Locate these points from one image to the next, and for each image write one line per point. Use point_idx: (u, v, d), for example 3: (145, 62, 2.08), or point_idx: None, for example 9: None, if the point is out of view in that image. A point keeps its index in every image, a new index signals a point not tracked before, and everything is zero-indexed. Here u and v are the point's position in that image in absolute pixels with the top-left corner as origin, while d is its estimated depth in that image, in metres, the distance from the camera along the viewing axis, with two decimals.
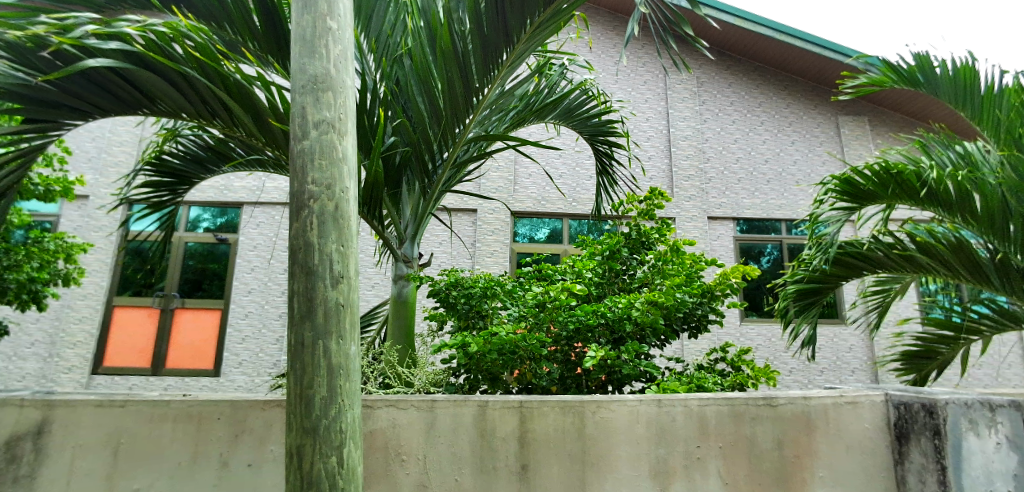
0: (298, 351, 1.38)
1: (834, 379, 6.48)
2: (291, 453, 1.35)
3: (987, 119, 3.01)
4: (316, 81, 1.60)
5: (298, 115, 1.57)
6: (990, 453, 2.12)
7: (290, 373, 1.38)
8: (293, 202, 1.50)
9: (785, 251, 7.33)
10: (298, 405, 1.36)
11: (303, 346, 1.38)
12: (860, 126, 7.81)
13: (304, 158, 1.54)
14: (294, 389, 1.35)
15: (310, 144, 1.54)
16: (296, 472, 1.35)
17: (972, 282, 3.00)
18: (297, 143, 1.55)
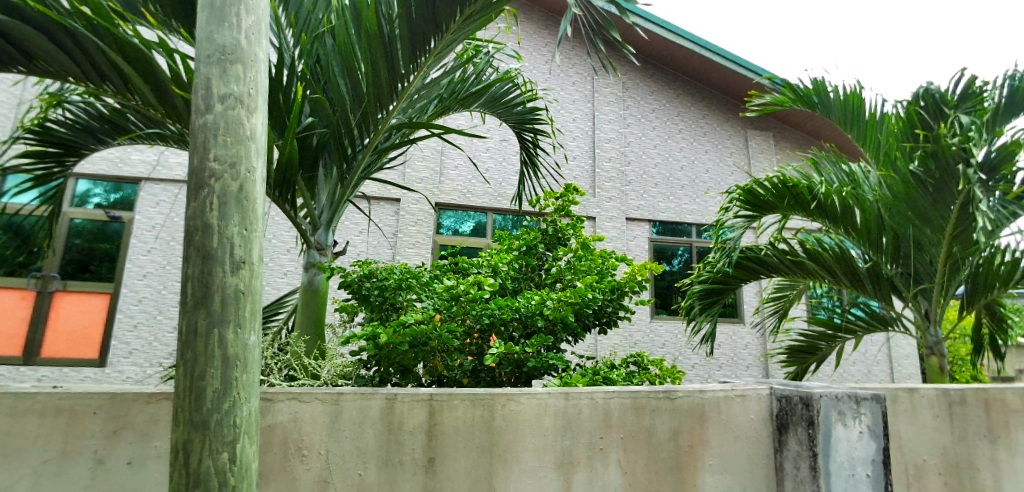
0: (190, 340, 1.27)
1: (731, 374, 6.92)
2: (177, 449, 1.25)
3: (869, 140, 3.34)
4: (224, 51, 1.47)
5: (202, 87, 1.44)
6: (854, 440, 2.38)
7: (180, 364, 1.27)
8: (191, 180, 1.38)
9: (694, 253, 7.77)
10: (187, 398, 1.25)
11: (195, 334, 1.27)
12: (766, 141, 8.41)
13: (207, 132, 1.41)
14: (183, 381, 1.24)
15: (214, 119, 1.42)
16: (181, 470, 1.24)
17: (850, 288, 3.33)
18: (200, 116, 1.42)
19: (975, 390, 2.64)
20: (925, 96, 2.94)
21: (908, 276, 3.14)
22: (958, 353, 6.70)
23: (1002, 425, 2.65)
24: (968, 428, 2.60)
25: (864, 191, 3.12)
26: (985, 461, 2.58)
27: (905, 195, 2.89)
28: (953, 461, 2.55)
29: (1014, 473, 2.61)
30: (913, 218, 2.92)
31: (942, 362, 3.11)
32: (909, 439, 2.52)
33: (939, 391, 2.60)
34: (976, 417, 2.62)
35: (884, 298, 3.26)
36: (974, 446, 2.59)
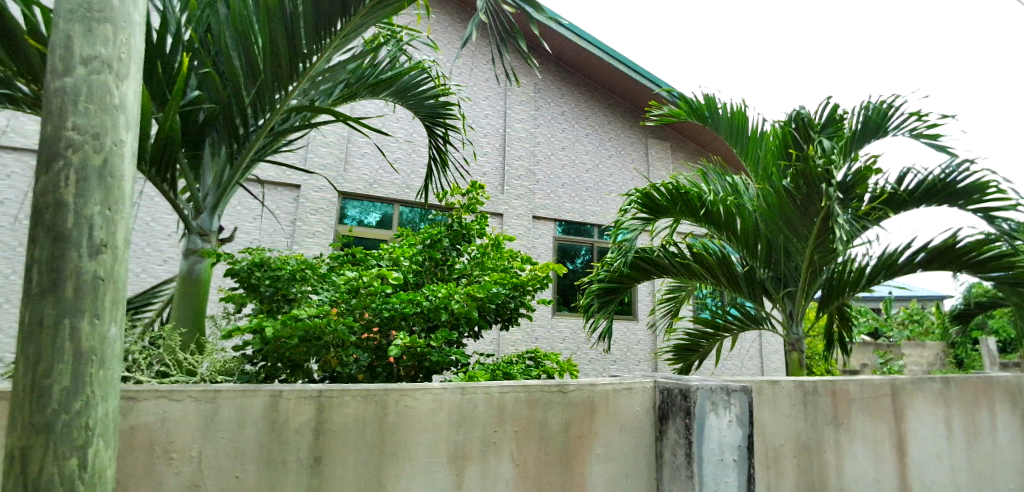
0: (33, 333, 1.11)
1: (624, 369, 7.30)
2: (13, 456, 1.09)
3: (751, 156, 3.65)
4: (90, 7, 1.26)
5: (59, 45, 1.23)
6: (725, 428, 2.60)
7: (20, 359, 1.11)
8: (43, 150, 1.19)
9: (596, 253, 8.12)
10: (27, 398, 1.09)
11: (40, 327, 1.11)
12: (663, 149, 8.97)
13: (63, 98, 1.21)
14: (23, 378, 1.09)
15: (73, 83, 1.22)
16: (16, 479, 1.10)
17: (729, 289, 3.65)
18: (55, 79, 1.21)
19: (825, 381, 2.99)
20: (796, 118, 3.27)
21: (777, 280, 3.50)
22: (813, 349, 7.54)
23: (845, 412, 3.02)
24: (818, 415, 2.93)
25: (745, 201, 3.42)
26: (829, 444, 2.93)
27: (779, 207, 3.21)
28: (805, 444, 2.87)
29: (853, 454, 2.99)
30: (784, 229, 3.26)
31: (802, 357, 3.48)
32: (769, 426, 2.80)
33: (797, 383, 2.91)
34: (825, 405, 2.97)
35: (756, 298, 3.60)
36: (821, 431, 2.93)
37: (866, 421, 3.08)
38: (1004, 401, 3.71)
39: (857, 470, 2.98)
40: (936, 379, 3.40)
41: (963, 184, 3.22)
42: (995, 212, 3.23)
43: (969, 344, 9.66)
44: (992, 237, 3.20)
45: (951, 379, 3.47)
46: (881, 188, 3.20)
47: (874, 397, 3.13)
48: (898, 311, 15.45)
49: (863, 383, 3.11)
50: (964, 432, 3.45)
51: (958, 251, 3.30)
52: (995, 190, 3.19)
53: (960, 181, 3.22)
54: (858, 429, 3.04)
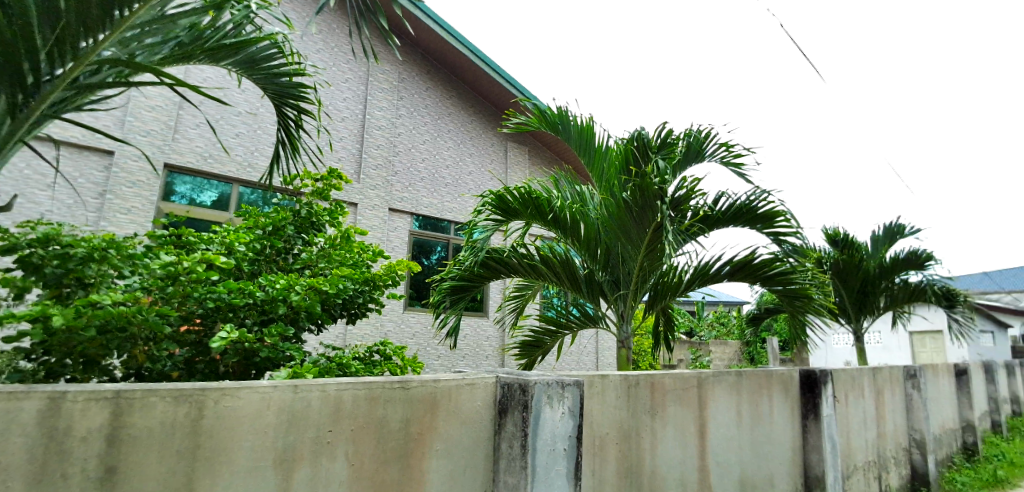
0: None
1: (472, 364, 7.34)
2: None
3: (596, 168, 3.98)
4: None
5: None
6: (557, 420, 2.76)
7: None
8: None
9: (450, 249, 7.81)
10: None
11: None
12: (520, 155, 8.92)
13: None
14: None
15: None
16: None
17: (571, 290, 3.96)
18: None
19: (645, 375, 3.36)
20: (637, 137, 3.63)
21: (612, 283, 3.91)
22: (641, 347, 8.36)
23: (660, 402, 3.43)
24: (638, 405, 3.29)
25: (589, 209, 3.74)
26: (646, 430, 3.30)
27: (618, 217, 3.57)
28: (626, 431, 3.19)
29: (664, 438, 3.40)
30: (620, 235, 3.66)
31: (629, 353, 3.88)
32: (597, 417, 3.05)
33: (622, 377, 3.23)
34: (644, 396, 3.34)
35: (593, 297, 3.94)
36: (640, 419, 3.29)
37: (677, 409, 3.53)
38: (780, 392, 4.51)
39: (666, 453, 3.40)
40: (731, 373, 4.02)
41: (761, 211, 3.82)
42: (782, 237, 3.90)
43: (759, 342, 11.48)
44: (778, 256, 3.85)
45: (743, 373, 4.13)
46: (701, 208, 3.67)
47: (684, 389, 3.61)
48: (708, 313, 17.93)
49: (676, 376, 3.56)
50: (748, 416, 4.12)
51: (755, 266, 3.92)
52: (784, 218, 3.85)
53: (759, 208, 3.82)
54: (670, 416, 3.47)
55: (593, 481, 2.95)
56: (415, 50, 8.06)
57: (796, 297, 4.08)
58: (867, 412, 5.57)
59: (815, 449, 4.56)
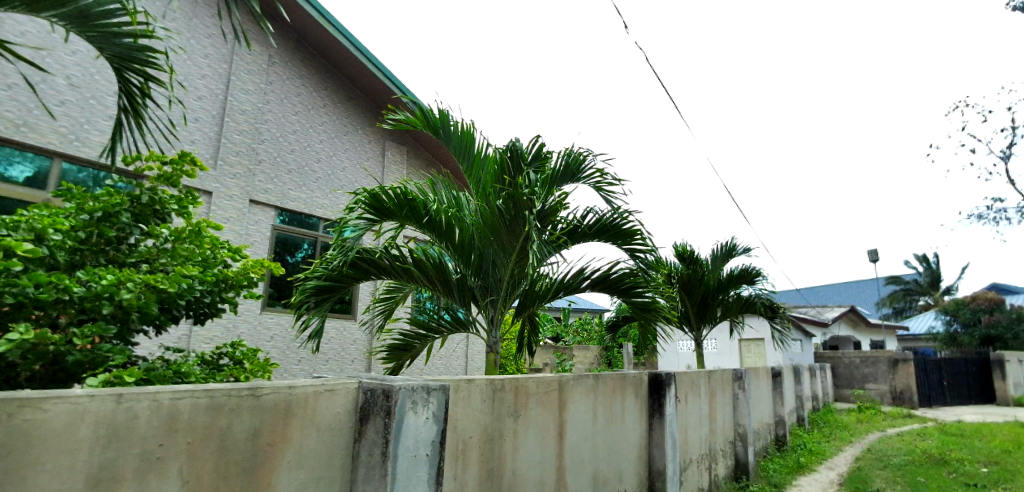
0: None
1: (335, 369, 6.97)
2: None
3: (473, 175, 4.20)
4: None
5: None
6: (420, 425, 2.60)
7: None
8: None
9: (318, 248, 7.26)
10: None
11: None
12: (400, 155, 8.53)
13: None
14: None
15: None
16: None
17: (442, 295, 4.05)
18: None
19: (510, 379, 3.47)
20: (512, 148, 3.78)
21: (482, 288, 4.05)
22: (507, 351, 8.62)
23: (523, 404, 3.58)
24: (502, 408, 3.38)
25: (464, 214, 3.82)
26: (508, 433, 3.41)
27: (493, 223, 3.72)
28: (489, 434, 3.26)
29: (525, 440, 3.55)
30: (493, 244, 3.85)
31: (496, 357, 4.04)
32: (462, 421, 3.06)
33: (488, 380, 3.30)
34: (508, 400, 3.45)
35: (462, 302, 4.07)
36: (503, 422, 3.39)
37: (537, 412, 3.70)
38: (632, 394, 4.95)
39: (526, 453, 3.55)
40: (589, 377, 4.31)
41: (623, 227, 4.18)
42: (637, 252, 4.30)
43: (616, 347, 12.46)
44: (634, 270, 4.25)
45: (600, 376, 4.45)
46: (569, 222, 3.96)
47: (546, 391, 3.80)
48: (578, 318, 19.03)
49: (539, 379, 3.75)
50: (602, 415, 4.46)
51: (613, 280, 4.31)
52: (641, 237, 4.25)
53: (622, 225, 4.18)
54: (531, 418, 3.64)
55: (456, 485, 2.95)
56: (289, 34, 7.38)
57: (647, 309, 4.55)
58: (701, 411, 6.31)
59: (658, 444, 5.08)
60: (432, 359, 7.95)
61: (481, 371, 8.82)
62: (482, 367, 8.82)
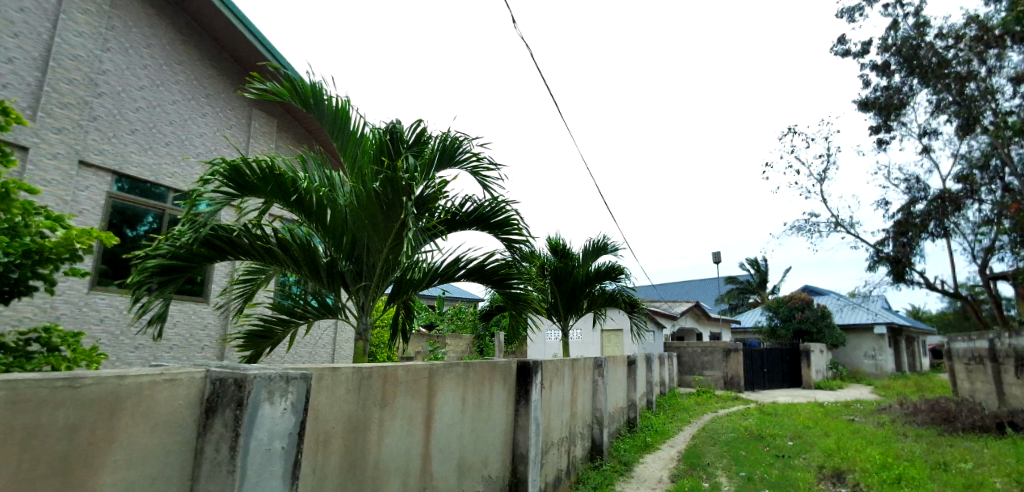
0: None
1: (181, 357, 6.28)
2: None
3: (348, 153, 4.36)
4: None
5: None
6: (276, 417, 2.37)
7: None
8: None
9: (165, 222, 6.44)
10: None
11: None
12: (268, 127, 7.87)
13: None
14: None
15: None
16: None
17: (309, 279, 3.92)
18: None
19: (379, 368, 3.40)
20: (392, 129, 4.04)
21: (354, 274, 4.01)
22: (378, 339, 8.46)
23: (391, 393, 3.53)
24: (368, 397, 3.30)
25: (337, 195, 3.75)
26: (374, 423, 3.36)
27: (367, 206, 3.68)
28: (353, 424, 3.17)
29: (390, 428, 3.52)
30: (367, 230, 3.82)
31: (365, 344, 4.06)
32: (324, 411, 2.93)
33: (355, 369, 3.20)
34: (376, 389, 3.38)
35: (332, 288, 3.99)
36: (369, 412, 3.32)
37: (405, 401, 3.69)
38: (500, 383, 5.15)
39: (391, 443, 3.52)
40: (459, 366, 4.40)
41: (499, 217, 4.33)
42: (514, 242, 4.48)
43: (488, 336, 12.87)
44: (509, 260, 4.44)
45: (470, 365, 4.56)
46: (447, 210, 4.06)
47: (415, 380, 3.80)
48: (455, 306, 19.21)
49: (409, 368, 3.73)
50: (470, 402, 4.57)
51: (488, 270, 4.46)
52: (517, 227, 4.42)
53: (498, 215, 4.33)
54: (398, 407, 3.61)
55: (314, 478, 2.82)
56: None
57: (519, 300, 4.76)
58: (564, 396, 6.77)
59: (522, 429, 5.36)
60: (297, 347, 7.51)
61: (349, 359, 8.53)
62: (351, 355, 8.54)
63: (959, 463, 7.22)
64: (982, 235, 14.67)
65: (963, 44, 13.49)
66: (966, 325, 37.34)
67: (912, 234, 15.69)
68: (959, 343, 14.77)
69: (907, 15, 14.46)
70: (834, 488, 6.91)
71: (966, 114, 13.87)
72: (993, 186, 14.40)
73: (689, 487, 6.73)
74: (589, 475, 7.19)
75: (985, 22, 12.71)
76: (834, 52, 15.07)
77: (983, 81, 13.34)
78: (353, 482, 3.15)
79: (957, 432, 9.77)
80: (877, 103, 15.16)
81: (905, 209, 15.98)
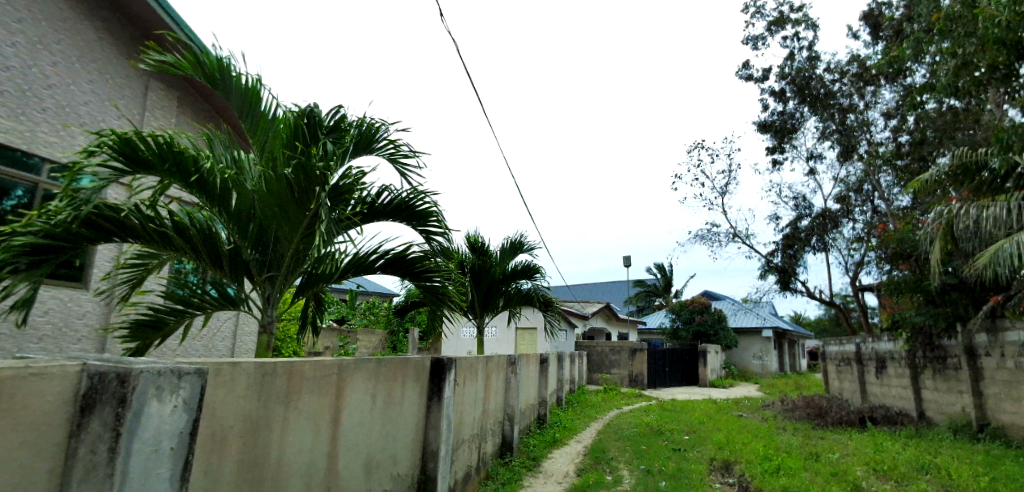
0: None
1: (53, 349, 5.56)
2: None
3: (258, 136, 4.19)
4: None
5: None
6: (165, 416, 2.10)
7: None
8: None
9: (38, 197, 5.72)
10: None
11: None
12: (167, 101, 7.17)
13: None
14: None
15: None
16: None
17: (208, 267, 3.69)
18: None
19: (283, 363, 3.23)
20: (309, 113, 3.87)
21: (259, 263, 3.83)
22: (285, 332, 8.03)
23: (296, 389, 3.37)
24: (271, 392, 3.12)
25: (245, 179, 3.57)
26: (276, 421, 3.18)
27: (275, 191, 3.53)
28: (253, 421, 2.98)
29: (294, 426, 3.35)
30: (276, 217, 3.64)
31: (269, 338, 3.88)
32: (221, 408, 2.72)
33: (258, 364, 3.00)
34: (279, 384, 3.20)
35: (235, 277, 3.78)
36: (272, 409, 3.14)
37: (311, 397, 3.54)
38: (413, 379, 5.10)
39: (294, 441, 3.36)
40: (371, 362, 4.30)
41: (418, 209, 4.31)
42: (432, 234, 4.46)
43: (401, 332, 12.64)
44: (427, 253, 4.41)
45: (382, 361, 4.48)
46: (362, 200, 3.98)
47: (322, 376, 3.65)
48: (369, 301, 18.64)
49: (316, 364, 3.57)
50: (381, 399, 4.48)
51: (406, 261, 4.41)
52: (436, 219, 4.42)
53: (417, 206, 4.31)
54: (303, 403, 3.45)
55: (207, 478, 2.61)
56: None
57: (436, 294, 4.73)
58: (477, 393, 6.83)
59: (434, 426, 5.35)
60: (191, 340, 6.91)
61: (251, 354, 8.00)
62: (252, 349, 8.01)
63: (827, 453, 8.16)
64: (853, 251, 16.68)
65: (847, 79, 15.31)
66: (836, 330, 42.28)
67: (797, 247, 17.52)
68: (831, 346, 16.66)
69: (802, 49, 16.12)
70: (722, 478, 7.55)
71: (846, 142, 15.72)
72: (865, 207, 16.52)
73: (593, 481, 7.04)
74: (498, 471, 7.31)
75: (864, 62, 14.50)
76: (739, 75, 16.45)
77: (861, 113, 15.21)
78: (251, 484, 2.95)
79: (827, 425, 11.04)
80: (773, 125, 16.71)
81: (792, 224, 17.80)
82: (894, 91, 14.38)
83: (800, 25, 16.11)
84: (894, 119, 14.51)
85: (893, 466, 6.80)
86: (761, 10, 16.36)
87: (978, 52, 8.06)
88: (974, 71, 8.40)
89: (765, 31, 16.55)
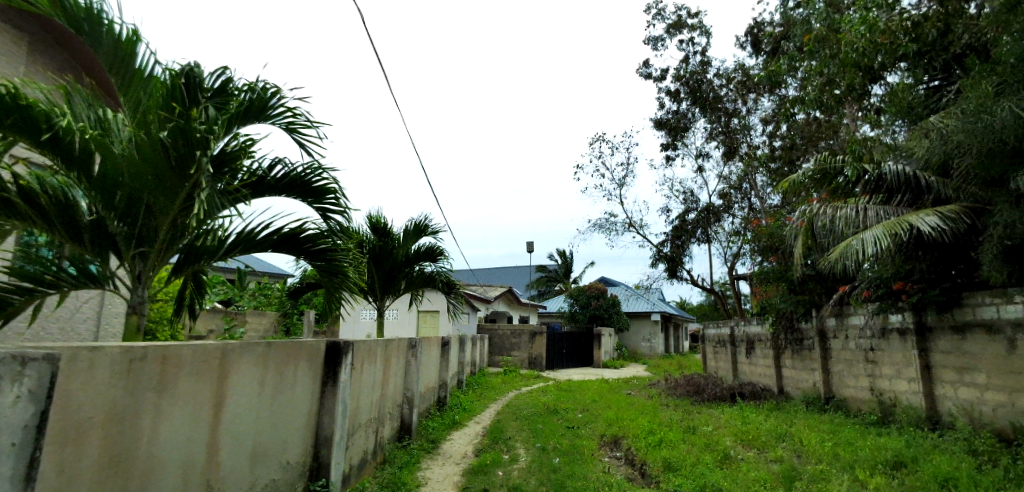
0: None
1: None
2: None
3: (132, 94, 3.70)
4: None
5: None
6: (4, 408, 1.71)
7: None
8: None
9: None
10: None
11: None
12: (12, 44, 5.98)
13: None
14: None
15: None
16: None
17: (65, 241, 3.10)
18: None
19: (156, 346, 2.81)
20: (189, 72, 3.42)
21: (128, 237, 3.36)
22: (160, 313, 7.16)
23: (170, 376, 2.95)
24: (139, 381, 2.69)
25: (111, 141, 3.09)
26: (147, 411, 2.76)
27: (147, 156, 3.09)
28: (118, 414, 2.56)
29: (168, 418, 2.94)
30: (149, 187, 3.18)
31: (140, 320, 3.43)
32: (77, 399, 2.29)
33: (123, 348, 2.58)
34: (150, 372, 2.78)
35: (100, 255, 3.30)
36: (141, 399, 2.72)
37: (189, 384, 3.13)
38: (305, 364, 4.78)
39: (168, 433, 2.95)
40: (258, 345, 3.94)
41: (314, 184, 4.00)
42: (330, 213, 4.17)
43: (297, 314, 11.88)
44: (323, 232, 4.15)
45: (271, 344, 4.13)
46: (252, 172, 3.63)
47: (202, 362, 3.24)
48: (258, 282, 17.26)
49: (195, 348, 3.17)
50: (268, 386, 4.12)
51: (300, 239, 4.10)
52: (334, 196, 4.13)
53: (314, 182, 4.00)
54: (179, 393, 3.03)
55: (59, 479, 2.20)
56: None
57: (333, 275, 4.43)
58: (375, 377, 6.59)
59: (327, 412, 5.09)
60: (41, 324, 5.91)
61: (117, 339, 7.06)
62: (120, 333, 7.08)
63: (703, 426, 9.03)
64: (731, 243, 18.43)
65: (733, 85, 16.69)
66: (712, 314, 46.82)
67: (684, 239, 19.02)
68: (709, 330, 18.37)
69: (696, 53, 17.27)
70: (611, 452, 8.09)
71: (729, 144, 17.23)
72: (742, 204, 18.28)
73: (490, 460, 7.16)
74: (396, 455, 7.16)
75: (748, 72, 15.93)
76: (640, 73, 17.29)
77: (743, 118, 16.84)
78: (117, 484, 2.55)
79: (703, 401, 12.21)
80: (668, 124, 17.85)
81: (681, 217, 19.25)
82: (771, 100, 15.98)
83: (695, 31, 17.24)
84: (769, 125, 16.16)
85: (756, 437, 7.68)
86: (662, 13, 17.24)
87: (839, 73, 9.16)
88: (835, 90, 9.56)
89: (665, 34, 17.50)
